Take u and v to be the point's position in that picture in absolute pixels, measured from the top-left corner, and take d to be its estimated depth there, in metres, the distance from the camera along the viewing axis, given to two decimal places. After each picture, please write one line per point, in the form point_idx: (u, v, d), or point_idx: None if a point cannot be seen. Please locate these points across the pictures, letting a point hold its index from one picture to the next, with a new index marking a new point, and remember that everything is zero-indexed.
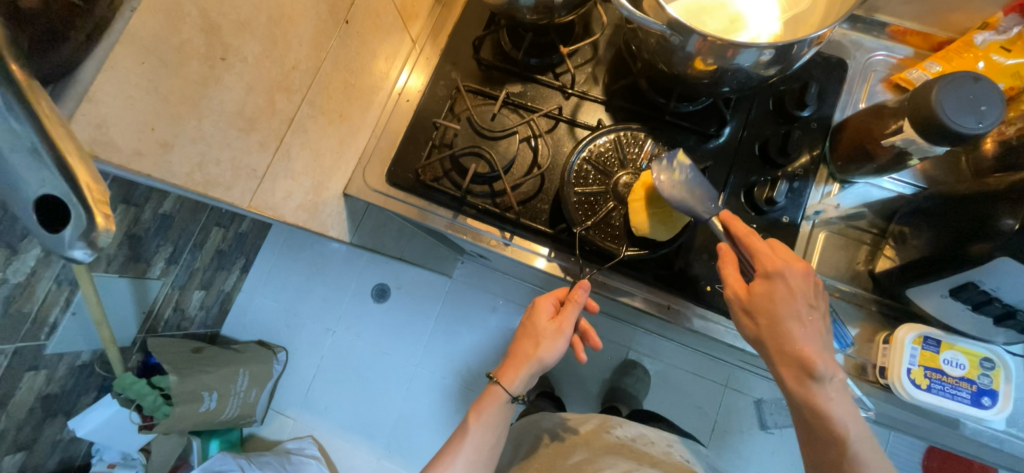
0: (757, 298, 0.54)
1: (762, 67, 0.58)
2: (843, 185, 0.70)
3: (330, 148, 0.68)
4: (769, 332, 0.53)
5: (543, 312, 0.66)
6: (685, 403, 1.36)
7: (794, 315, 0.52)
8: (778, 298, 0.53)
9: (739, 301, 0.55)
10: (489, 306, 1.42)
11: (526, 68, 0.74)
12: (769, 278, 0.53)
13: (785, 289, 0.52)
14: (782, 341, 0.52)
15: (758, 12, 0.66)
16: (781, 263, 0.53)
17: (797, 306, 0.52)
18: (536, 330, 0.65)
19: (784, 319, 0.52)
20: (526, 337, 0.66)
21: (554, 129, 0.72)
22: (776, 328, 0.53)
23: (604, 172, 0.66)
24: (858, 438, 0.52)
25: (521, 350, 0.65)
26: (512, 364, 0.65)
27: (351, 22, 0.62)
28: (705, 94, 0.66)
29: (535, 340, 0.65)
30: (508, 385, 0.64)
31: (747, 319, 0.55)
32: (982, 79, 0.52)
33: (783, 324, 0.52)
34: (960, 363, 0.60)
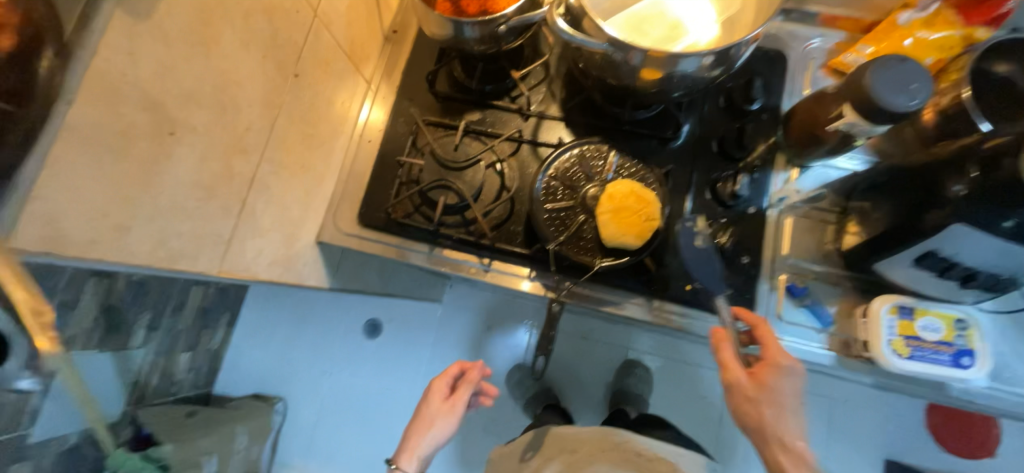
0: (765, 390, 0.56)
1: (707, 70, 0.60)
2: (801, 169, 0.71)
3: (297, 200, 0.67)
4: (772, 422, 0.55)
5: (434, 390, 0.68)
6: (689, 397, 1.37)
7: (789, 411, 0.56)
8: (786, 392, 0.56)
9: (746, 389, 0.57)
10: (483, 326, 1.42)
11: (482, 95, 0.75)
12: (778, 373, 0.57)
13: (792, 385, 0.57)
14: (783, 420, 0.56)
15: (696, 18, 0.69)
16: (789, 359, 0.58)
17: (793, 401, 0.57)
18: (429, 409, 0.67)
19: (784, 415, 0.56)
20: (417, 416, 0.67)
21: (517, 152, 0.73)
22: (777, 422, 0.56)
23: (571, 188, 0.67)
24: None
25: (415, 430, 0.66)
26: (406, 444, 0.65)
27: (302, 75, 0.62)
28: (657, 100, 0.68)
29: (428, 420, 0.66)
30: (403, 468, 0.64)
31: (751, 409, 0.57)
32: (910, 59, 0.55)
33: (783, 417, 0.56)
34: (936, 327, 0.62)
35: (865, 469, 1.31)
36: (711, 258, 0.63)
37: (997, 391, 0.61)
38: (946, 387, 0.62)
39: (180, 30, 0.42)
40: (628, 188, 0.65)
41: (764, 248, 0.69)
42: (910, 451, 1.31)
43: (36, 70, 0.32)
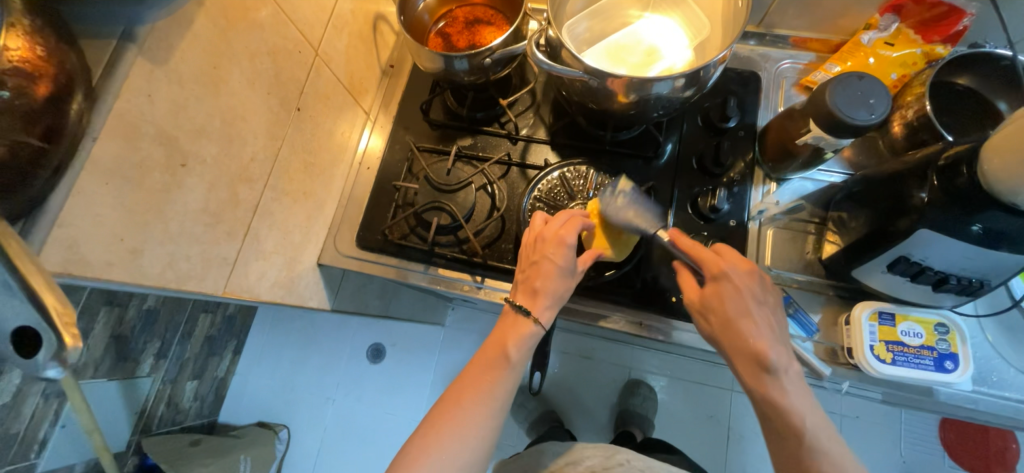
0: (709, 301, 0.57)
1: (679, 91, 0.64)
2: (779, 182, 0.75)
3: (299, 224, 0.71)
4: (723, 330, 0.55)
5: (571, 248, 0.59)
6: (695, 415, 1.35)
7: (746, 315, 0.54)
8: (727, 298, 0.55)
9: (700, 308, 0.58)
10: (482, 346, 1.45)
11: (474, 122, 0.80)
12: (716, 279, 0.56)
13: (732, 289, 0.55)
14: (735, 337, 0.54)
15: (669, 43, 0.73)
16: (727, 264, 0.56)
17: (746, 305, 0.54)
18: (564, 266, 0.59)
19: (733, 317, 0.54)
20: (555, 270, 0.58)
21: (507, 174, 0.77)
22: (729, 329, 0.54)
23: (557, 205, 0.71)
24: (817, 429, 0.49)
25: (552, 288, 0.58)
26: (544, 299, 0.58)
27: (305, 109, 0.67)
28: (637, 122, 0.72)
29: (565, 278, 0.59)
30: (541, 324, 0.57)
31: (707, 321, 0.57)
32: (865, 77, 0.59)
33: (735, 323, 0.54)
34: (916, 332, 0.63)
35: None
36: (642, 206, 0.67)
37: (984, 394, 0.62)
38: (933, 392, 0.63)
39: (192, 73, 0.47)
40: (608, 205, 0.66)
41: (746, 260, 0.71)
42: (925, 467, 1.28)
43: (66, 112, 0.36)
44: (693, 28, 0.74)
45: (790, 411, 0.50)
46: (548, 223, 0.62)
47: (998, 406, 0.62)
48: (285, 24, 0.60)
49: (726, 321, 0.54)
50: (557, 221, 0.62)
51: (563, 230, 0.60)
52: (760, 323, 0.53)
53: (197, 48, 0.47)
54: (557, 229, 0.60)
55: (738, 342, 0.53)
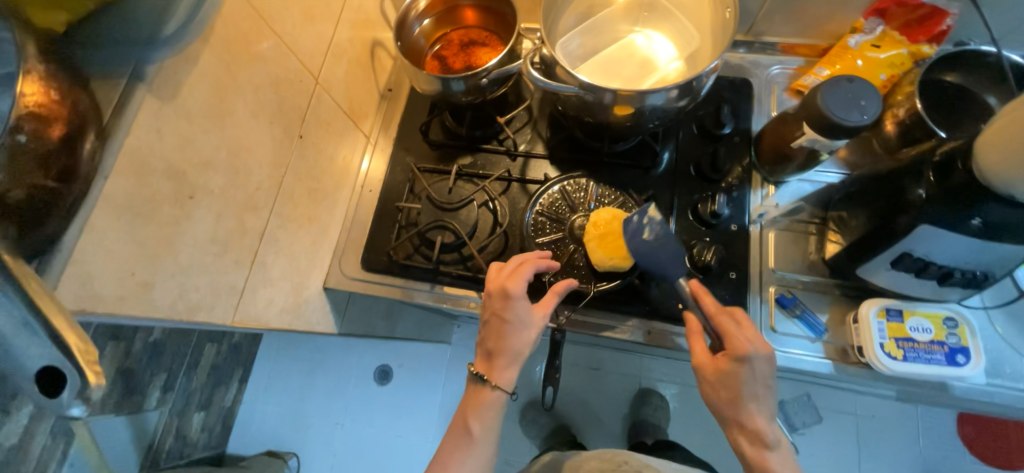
0: (722, 375, 0.57)
1: (674, 101, 0.65)
2: (777, 185, 0.76)
3: (304, 249, 0.72)
4: (731, 405, 0.56)
5: (519, 304, 0.59)
6: (709, 423, 1.34)
7: (754, 396, 0.55)
8: (739, 380, 0.55)
9: (705, 374, 0.58)
10: None
11: (472, 140, 0.81)
12: (738, 361, 0.55)
13: (749, 373, 0.55)
14: (741, 412, 0.56)
15: (659, 57, 0.75)
16: (751, 348, 0.55)
17: (756, 389, 0.55)
18: (518, 323, 0.59)
19: (744, 398, 0.55)
20: (508, 329, 0.59)
21: (507, 190, 0.77)
22: (737, 406, 0.56)
23: (558, 218, 0.71)
24: None
25: (508, 348, 0.59)
26: (501, 361, 0.59)
27: (307, 135, 0.68)
28: (633, 132, 0.73)
29: (521, 333, 0.60)
30: (503, 386, 0.59)
31: (712, 389, 0.58)
32: (856, 79, 0.60)
33: (743, 402, 0.55)
34: (926, 328, 0.63)
35: None
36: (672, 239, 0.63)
37: (998, 387, 0.61)
38: (946, 387, 0.63)
39: (199, 108, 0.48)
40: (611, 214, 0.67)
41: (750, 264, 0.72)
42: (946, 464, 1.26)
43: (79, 153, 0.37)
44: (681, 40, 0.76)
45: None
46: (500, 272, 0.62)
47: (1014, 398, 0.61)
48: (286, 56, 0.62)
49: (734, 400, 0.56)
50: (505, 270, 0.62)
51: (509, 281, 0.60)
52: (764, 401, 0.55)
53: (203, 83, 0.48)
54: (504, 281, 0.61)
55: (742, 419, 0.56)
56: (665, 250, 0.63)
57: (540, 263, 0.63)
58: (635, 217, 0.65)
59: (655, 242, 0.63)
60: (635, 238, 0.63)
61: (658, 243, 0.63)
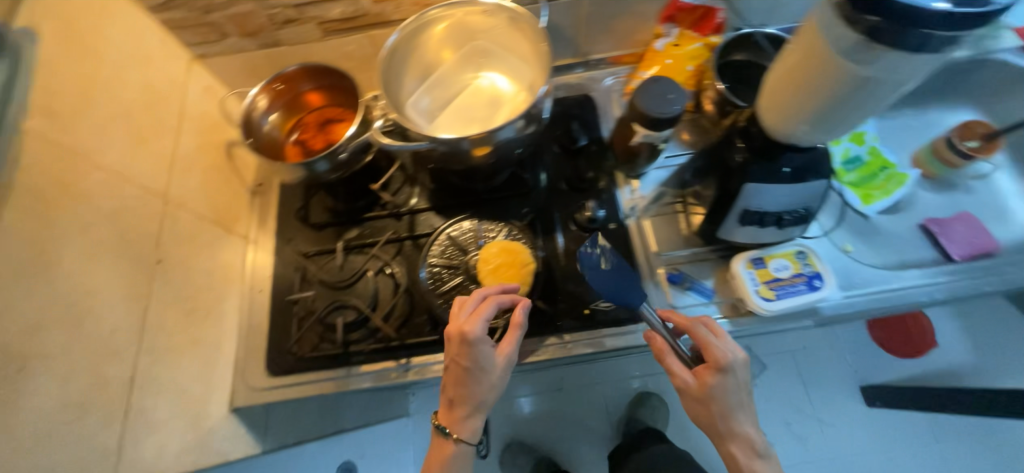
0: (707, 390, 0.60)
1: (523, 128, 0.71)
2: (639, 178, 0.84)
3: (194, 377, 0.66)
4: (720, 416, 0.60)
5: (484, 350, 0.59)
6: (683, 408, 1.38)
7: (737, 404, 0.60)
8: (722, 392, 0.59)
9: (688, 391, 0.62)
10: None
11: (354, 211, 0.81)
12: (721, 372, 0.59)
13: (732, 382, 0.59)
14: (728, 422, 0.60)
15: (501, 92, 0.79)
16: (729, 357, 0.60)
17: (738, 396, 0.60)
18: (482, 370, 0.60)
19: (731, 409, 0.59)
20: (469, 379, 0.60)
21: (400, 250, 0.78)
22: (725, 418, 0.60)
23: (452, 265, 0.71)
24: None
25: (468, 399, 0.61)
26: (462, 411, 0.62)
27: (168, 258, 0.64)
28: (500, 166, 0.78)
29: (485, 380, 0.60)
30: (464, 435, 0.62)
31: (699, 405, 0.61)
32: (661, 78, 0.68)
33: (730, 413, 0.59)
34: (785, 265, 0.71)
35: (847, 403, 1.37)
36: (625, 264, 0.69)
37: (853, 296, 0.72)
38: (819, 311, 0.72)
39: (8, 271, 0.44)
40: (499, 246, 0.70)
41: (635, 253, 0.79)
42: (872, 368, 1.41)
43: None
44: (516, 71, 0.79)
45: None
46: (458, 315, 0.61)
47: (866, 302, 0.72)
48: (120, 186, 0.58)
49: (721, 412, 0.60)
50: (461, 313, 0.61)
51: (466, 323, 0.59)
52: (744, 408, 0.60)
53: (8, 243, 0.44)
54: (462, 324, 0.60)
55: (733, 430, 0.60)
56: (625, 276, 0.68)
57: (497, 298, 0.63)
58: (589, 250, 0.70)
59: (611, 271, 0.69)
60: (594, 270, 0.69)
61: (612, 272, 0.69)
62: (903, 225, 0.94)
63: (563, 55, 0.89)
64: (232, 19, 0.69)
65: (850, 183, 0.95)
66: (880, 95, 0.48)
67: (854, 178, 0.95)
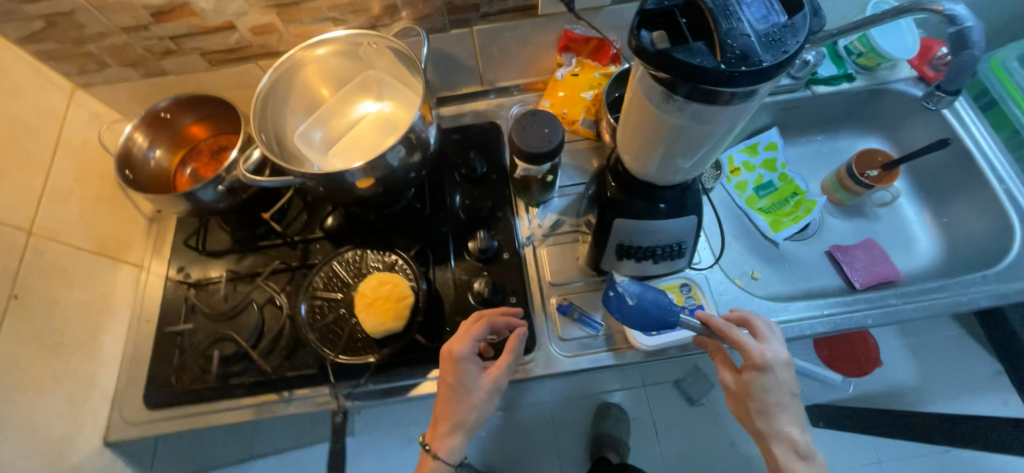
0: (746, 387, 0.59)
1: (407, 156, 0.71)
2: (539, 206, 0.84)
3: (53, 415, 0.64)
4: (761, 414, 0.58)
5: (470, 368, 0.62)
6: (645, 424, 1.40)
7: (779, 405, 0.57)
8: (756, 387, 0.58)
9: (730, 387, 0.61)
10: (405, 440, 1.34)
11: (249, 240, 0.81)
12: (758, 368, 0.58)
13: (770, 379, 0.57)
14: (770, 421, 0.57)
15: (391, 120, 0.79)
16: (766, 354, 0.58)
17: (781, 396, 0.57)
18: (467, 388, 0.62)
19: (772, 407, 0.57)
20: (454, 396, 0.62)
21: (289, 280, 0.77)
22: (766, 418, 0.57)
23: (332, 298, 0.71)
24: None
25: (450, 416, 0.62)
26: (441, 430, 0.62)
27: (28, 292, 0.63)
28: (391, 196, 0.78)
29: (468, 400, 0.62)
30: (441, 457, 0.61)
31: (743, 404, 0.60)
32: (538, 112, 0.69)
33: (769, 411, 0.57)
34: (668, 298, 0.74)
35: None
36: (657, 302, 0.62)
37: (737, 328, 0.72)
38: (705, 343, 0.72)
39: None
40: (377, 279, 0.69)
41: (528, 284, 0.78)
42: None
43: None
44: (406, 100, 0.79)
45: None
46: (455, 335, 0.66)
47: None
48: None
49: (760, 409, 0.58)
50: (460, 332, 0.66)
51: (453, 342, 0.64)
52: (783, 406, 0.57)
53: None
54: (452, 342, 0.65)
55: (773, 431, 0.57)
56: (650, 315, 0.62)
57: (493, 320, 0.67)
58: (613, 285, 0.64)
59: (638, 309, 0.62)
60: (620, 307, 0.63)
61: (639, 310, 0.62)
62: (810, 251, 0.94)
63: (467, 82, 0.89)
64: (108, 50, 0.69)
65: (761, 209, 0.96)
66: (703, 136, 0.49)
67: (765, 204, 0.96)
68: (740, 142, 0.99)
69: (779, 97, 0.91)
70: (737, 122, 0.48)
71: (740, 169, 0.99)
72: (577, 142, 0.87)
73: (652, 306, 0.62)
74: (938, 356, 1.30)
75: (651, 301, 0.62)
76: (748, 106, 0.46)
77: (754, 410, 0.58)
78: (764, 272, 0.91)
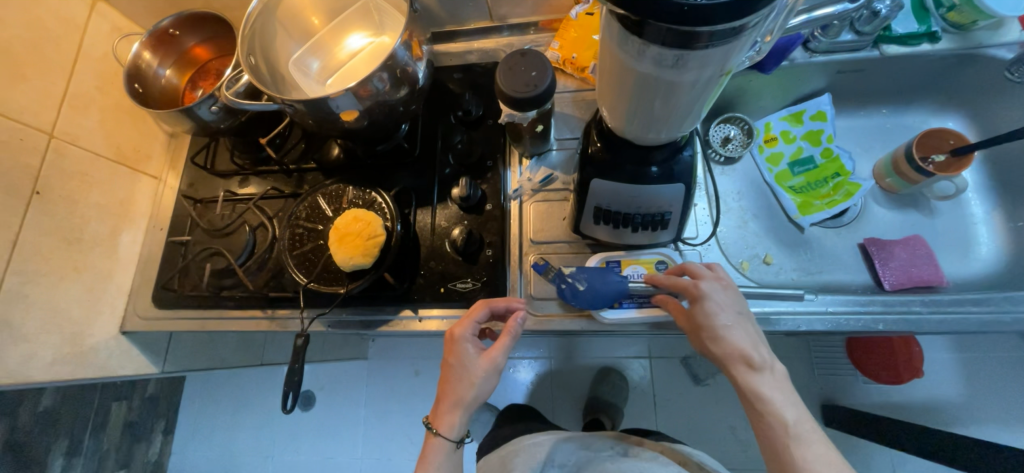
0: (693, 321, 0.56)
1: (392, 90, 0.69)
2: (532, 159, 0.79)
3: (74, 301, 0.73)
4: (713, 340, 0.54)
5: (469, 350, 0.61)
6: (644, 396, 1.35)
7: (728, 326, 0.53)
8: (703, 317, 0.54)
9: (687, 330, 0.58)
10: (411, 371, 1.41)
11: (250, 164, 0.83)
12: (697, 298, 0.56)
13: (710, 305, 0.54)
14: (722, 343, 0.53)
15: (382, 52, 0.75)
16: (702, 283, 0.56)
17: (728, 317, 0.54)
18: (466, 370, 0.60)
19: (720, 330, 0.53)
20: (453, 375, 0.61)
21: (280, 207, 0.80)
22: (718, 342, 0.53)
23: (313, 228, 0.73)
24: (800, 423, 0.50)
25: (451, 395, 0.60)
26: (443, 408, 0.61)
27: (48, 191, 0.70)
28: (379, 133, 0.76)
29: (467, 381, 0.60)
30: (446, 433, 0.61)
31: (696, 338, 0.57)
32: (529, 52, 0.63)
33: (718, 333, 0.53)
34: (640, 273, 0.69)
35: None
36: (607, 284, 0.65)
37: None
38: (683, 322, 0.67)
39: None
40: (352, 215, 0.70)
41: (508, 238, 0.75)
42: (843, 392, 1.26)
43: None
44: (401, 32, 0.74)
45: (767, 404, 0.50)
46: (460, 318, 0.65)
47: None
48: None
49: (711, 336, 0.54)
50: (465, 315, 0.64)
51: (456, 326, 0.63)
52: (731, 320, 0.54)
53: None
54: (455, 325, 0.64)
55: (727, 355, 0.53)
56: (606, 295, 0.65)
57: (494, 304, 0.65)
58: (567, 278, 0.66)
59: (597, 293, 0.64)
60: (580, 295, 0.65)
61: (596, 293, 0.64)
62: (840, 242, 0.81)
63: (475, 16, 0.82)
64: None
65: (791, 188, 0.84)
66: (681, 92, 0.42)
67: (798, 183, 0.84)
68: (783, 108, 0.87)
69: (837, 55, 0.75)
70: (719, 76, 0.42)
71: (775, 140, 0.87)
72: (585, 92, 0.80)
73: (607, 289, 0.65)
74: (990, 377, 1.15)
75: (606, 284, 0.65)
76: (730, 56, 0.39)
77: (705, 340, 0.55)
78: (780, 258, 0.80)
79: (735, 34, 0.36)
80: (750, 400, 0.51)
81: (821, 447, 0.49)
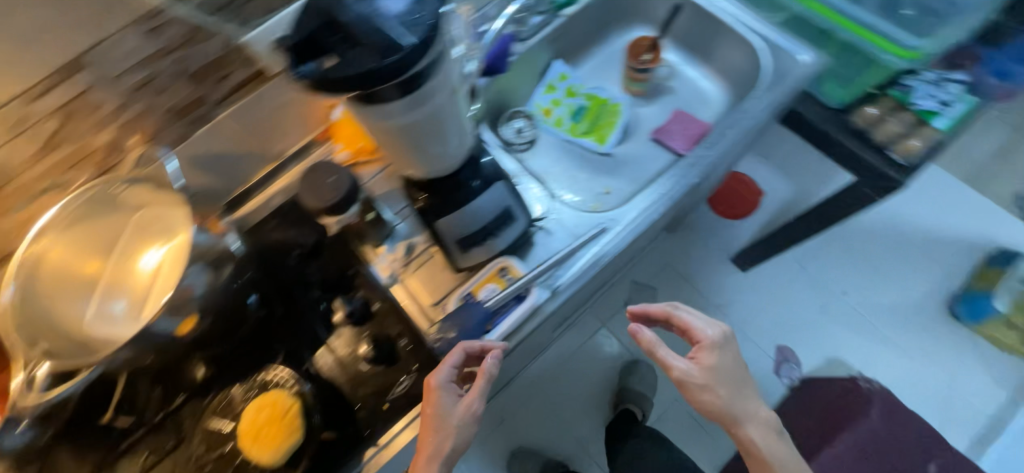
0: (712, 373, 0.76)
1: (215, 276, 0.66)
2: (385, 241, 0.80)
3: None
4: (737, 401, 0.77)
5: (446, 399, 0.64)
6: None
7: (747, 389, 0.79)
8: (729, 369, 0.77)
9: (687, 371, 0.76)
10: None
11: (103, 453, 0.68)
12: (716, 349, 0.78)
13: (729, 358, 0.78)
14: (744, 405, 0.78)
15: (179, 250, 0.62)
16: (709, 332, 0.79)
17: (742, 373, 0.78)
18: (444, 418, 0.64)
19: (744, 392, 0.79)
20: (433, 425, 0.64)
21: (173, 462, 0.69)
22: (737, 397, 0.77)
23: (221, 455, 0.64)
24: (770, 445, 0.79)
25: (432, 448, 0.63)
26: (419, 464, 0.64)
27: None
28: (231, 316, 0.72)
29: (444, 431, 0.63)
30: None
31: (706, 395, 0.76)
32: (316, 164, 0.67)
33: (727, 393, 0.76)
34: (493, 288, 0.72)
35: None
36: (471, 312, 0.70)
37: (600, 245, 0.78)
38: (583, 270, 0.76)
39: None
40: (253, 407, 0.65)
41: (410, 317, 0.75)
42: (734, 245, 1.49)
43: None
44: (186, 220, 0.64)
45: (757, 439, 0.78)
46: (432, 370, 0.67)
47: (613, 243, 0.79)
48: None
49: (726, 392, 0.76)
50: (440, 366, 0.66)
51: (431, 376, 0.65)
52: (745, 393, 0.78)
53: None
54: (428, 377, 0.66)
55: (747, 413, 0.78)
56: (472, 324, 0.69)
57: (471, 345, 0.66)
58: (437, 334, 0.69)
59: (464, 328, 0.69)
60: (455, 341, 0.69)
61: (463, 330, 0.69)
62: (638, 145, 1.02)
63: None
64: None
65: (583, 133, 1.03)
66: (444, 112, 0.51)
67: (585, 127, 1.04)
68: (538, 86, 1.04)
69: (541, 33, 0.94)
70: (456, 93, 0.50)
71: (551, 109, 1.05)
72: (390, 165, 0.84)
73: (472, 319, 0.70)
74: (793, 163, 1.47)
75: (472, 314, 0.70)
76: (449, 77, 0.47)
77: (713, 392, 0.76)
78: (617, 184, 1.00)
79: (445, 54, 0.45)
80: (741, 429, 0.78)
81: (783, 448, 0.81)
